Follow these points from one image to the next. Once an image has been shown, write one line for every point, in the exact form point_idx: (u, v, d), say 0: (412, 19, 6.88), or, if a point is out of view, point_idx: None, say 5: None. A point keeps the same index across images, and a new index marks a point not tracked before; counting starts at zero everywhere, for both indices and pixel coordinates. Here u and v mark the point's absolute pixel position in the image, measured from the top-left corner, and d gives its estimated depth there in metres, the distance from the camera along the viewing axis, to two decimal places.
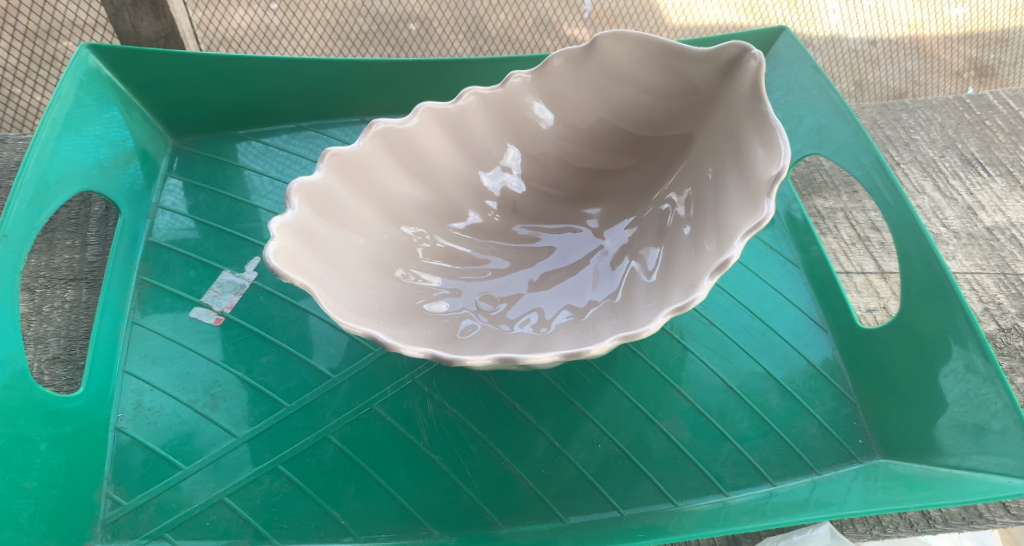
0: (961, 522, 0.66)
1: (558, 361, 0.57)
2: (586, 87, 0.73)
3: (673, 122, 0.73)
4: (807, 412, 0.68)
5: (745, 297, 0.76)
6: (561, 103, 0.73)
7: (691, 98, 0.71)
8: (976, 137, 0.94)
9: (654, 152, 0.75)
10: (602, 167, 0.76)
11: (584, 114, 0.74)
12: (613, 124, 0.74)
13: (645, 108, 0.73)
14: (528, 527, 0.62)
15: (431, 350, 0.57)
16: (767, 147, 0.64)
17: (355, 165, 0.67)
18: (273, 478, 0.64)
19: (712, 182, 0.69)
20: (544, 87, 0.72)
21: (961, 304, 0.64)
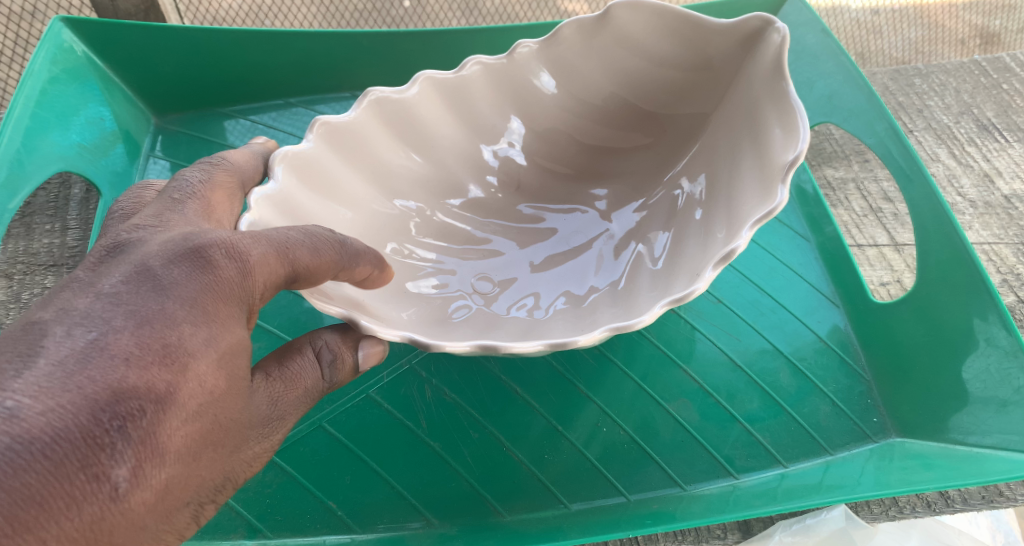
0: (980, 501, 0.64)
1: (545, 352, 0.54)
2: (598, 60, 0.69)
3: (688, 98, 0.70)
4: (820, 391, 0.66)
5: (754, 273, 0.73)
6: (570, 75, 0.70)
7: (709, 75, 0.68)
8: (992, 101, 0.91)
9: (667, 129, 0.71)
10: (611, 143, 0.73)
11: (594, 87, 0.70)
12: (625, 98, 0.71)
13: (659, 83, 0.69)
14: (533, 515, 0.59)
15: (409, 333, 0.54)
16: (786, 128, 0.60)
17: (347, 134, 0.64)
18: (266, 469, 0.61)
19: (727, 163, 0.66)
20: (553, 61, 0.69)
21: (982, 277, 0.61)
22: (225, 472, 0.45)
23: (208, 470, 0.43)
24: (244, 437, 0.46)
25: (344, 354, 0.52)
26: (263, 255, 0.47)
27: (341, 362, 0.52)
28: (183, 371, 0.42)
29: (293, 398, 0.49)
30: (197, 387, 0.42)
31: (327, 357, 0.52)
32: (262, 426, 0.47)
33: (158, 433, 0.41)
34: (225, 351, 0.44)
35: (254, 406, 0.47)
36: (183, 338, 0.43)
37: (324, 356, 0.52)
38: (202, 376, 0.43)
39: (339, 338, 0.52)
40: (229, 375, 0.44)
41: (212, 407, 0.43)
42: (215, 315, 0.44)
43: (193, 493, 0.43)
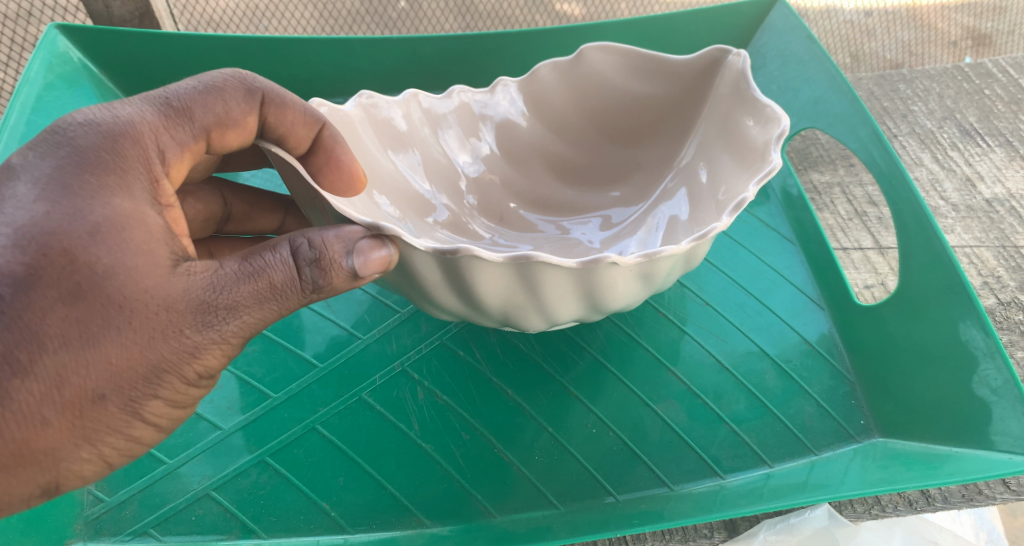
0: (961, 500, 0.65)
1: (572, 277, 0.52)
2: (574, 98, 0.72)
3: (657, 132, 0.72)
4: (805, 392, 0.67)
5: (741, 276, 0.75)
6: (543, 111, 0.73)
7: (675, 110, 0.71)
8: (974, 107, 0.92)
9: (639, 164, 0.73)
10: (585, 180, 0.74)
11: (573, 123, 0.73)
12: (596, 136, 0.73)
13: (628, 119, 0.72)
14: (523, 515, 0.60)
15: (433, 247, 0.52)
16: (761, 123, 0.62)
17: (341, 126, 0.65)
18: (261, 470, 0.61)
19: (703, 179, 0.67)
20: (533, 100, 0.73)
21: (960, 278, 0.63)
22: (146, 358, 0.46)
23: (116, 356, 0.44)
24: (160, 320, 0.46)
25: (334, 255, 0.50)
26: (148, 114, 0.51)
27: (326, 264, 0.50)
28: (55, 251, 0.44)
29: (257, 289, 0.49)
30: (79, 268, 0.44)
31: (314, 257, 0.51)
32: (195, 312, 0.47)
33: (31, 318, 0.43)
34: (97, 225, 0.45)
35: (181, 287, 0.47)
36: (49, 214, 0.44)
37: (313, 256, 0.50)
38: (81, 256, 0.44)
39: (328, 238, 0.51)
40: (119, 251, 0.45)
41: (97, 291, 0.44)
42: (82, 187, 0.46)
43: (104, 380, 0.44)
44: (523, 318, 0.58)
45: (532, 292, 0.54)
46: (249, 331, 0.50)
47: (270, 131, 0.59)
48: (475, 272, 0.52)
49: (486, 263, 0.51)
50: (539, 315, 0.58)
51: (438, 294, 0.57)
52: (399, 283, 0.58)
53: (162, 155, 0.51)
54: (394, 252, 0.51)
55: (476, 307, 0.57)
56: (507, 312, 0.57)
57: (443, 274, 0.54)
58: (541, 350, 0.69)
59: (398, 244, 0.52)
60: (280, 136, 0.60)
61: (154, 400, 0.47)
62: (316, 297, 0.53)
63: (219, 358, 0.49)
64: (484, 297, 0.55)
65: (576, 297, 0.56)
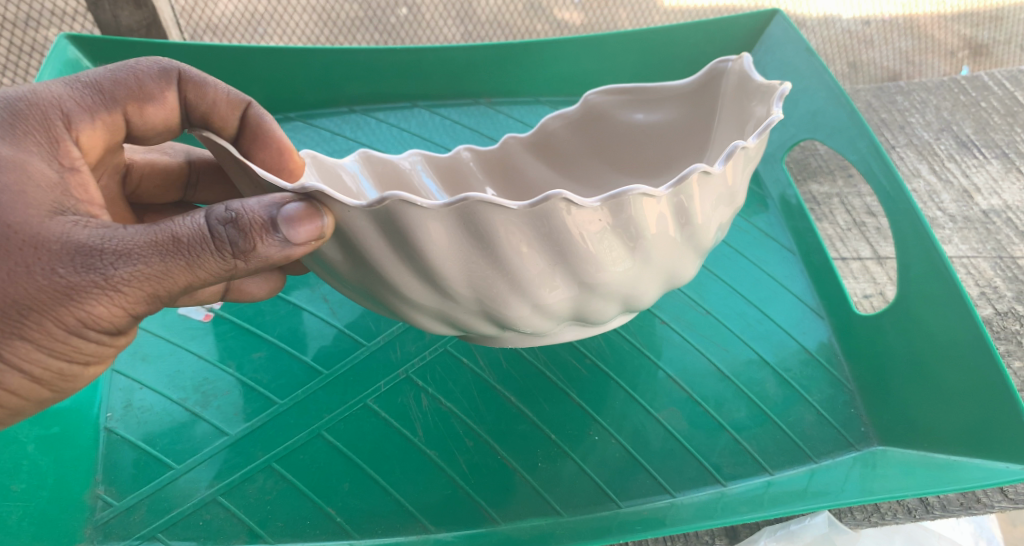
0: (959, 508, 0.66)
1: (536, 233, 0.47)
2: (586, 146, 0.73)
3: (672, 159, 0.70)
4: (805, 400, 0.68)
5: (741, 285, 0.76)
6: (558, 160, 0.73)
7: (685, 132, 0.69)
8: (971, 119, 0.94)
9: None
10: None
11: (587, 168, 0.73)
12: (615, 177, 0.73)
13: (643, 155, 0.71)
14: (527, 522, 0.60)
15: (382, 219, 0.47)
16: (766, 102, 0.60)
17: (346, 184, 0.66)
18: (267, 476, 0.62)
19: None
20: (542, 150, 0.73)
21: (957, 288, 0.64)
22: (6, 294, 0.47)
23: None
24: (27, 259, 0.47)
25: (255, 220, 0.50)
26: (62, 90, 0.57)
27: (243, 227, 0.50)
28: None
29: (163, 243, 0.50)
30: None
31: (230, 218, 0.50)
32: (74, 256, 0.48)
33: None
34: None
35: (60, 232, 0.48)
36: None
37: (229, 217, 0.50)
38: None
39: (249, 206, 0.50)
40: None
41: None
42: None
43: None
44: (500, 306, 0.52)
45: (492, 258, 0.48)
46: (150, 287, 0.50)
47: (193, 107, 0.64)
48: (422, 234, 0.47)
49: (426, 217, 0.46)
50: (514, 298, 0.51)
51: (401, 280, 0.51)
52: (366, 278, 0.53)
53: (69, 120, 0.56)
54: (327, 223, 0.47)
55: (444, 292, 0.51)
56: (478, 296, 0.51)
57: (393, 246, 0.48)
58: (544, 357, 0.70)
59: (334, 213, 0.47)
60: (205, 113, 0.64)
61: (16, 340, 0.49)
62: (238, 264, 0.52)
63: (114, 309, 0.50)
64: (444, 272, 0.49)
65: (552, 270, 0.50)
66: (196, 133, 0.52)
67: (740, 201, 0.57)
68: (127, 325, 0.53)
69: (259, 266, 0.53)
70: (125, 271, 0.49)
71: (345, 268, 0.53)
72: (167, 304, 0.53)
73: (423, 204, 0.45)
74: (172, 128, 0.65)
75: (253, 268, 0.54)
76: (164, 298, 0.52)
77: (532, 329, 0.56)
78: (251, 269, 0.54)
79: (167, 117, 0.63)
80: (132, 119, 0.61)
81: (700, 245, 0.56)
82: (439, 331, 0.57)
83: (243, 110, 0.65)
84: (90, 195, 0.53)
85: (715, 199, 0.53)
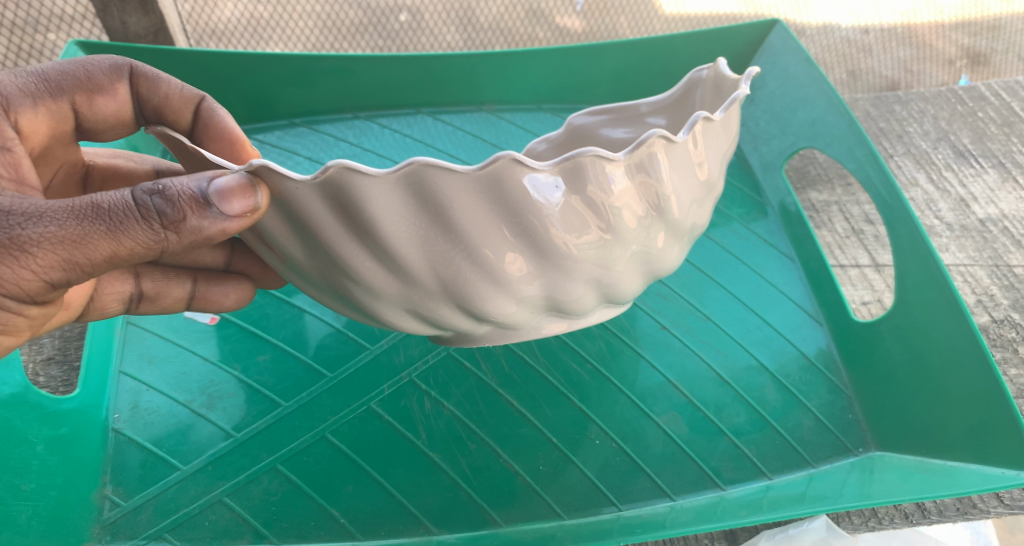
0: (955, 513, 0.66)
1: (492, 202, 0.45)
2: None
3: None
4: (804, 406, 0.69)
5: (741, 292, 0.77)
6: None
7: None
8: (968, 128, 0.95)
9: None
10: None
11: None
12: None
13: None
14: (528, 525, 0.61)
15: (329, 193, 0.44)
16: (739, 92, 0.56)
17: None
18: (272, 477, 0.63)
19: None
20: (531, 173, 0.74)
21: (953, 295, 0.65)
22: None
23: None
24: None
25: (186, 195, 0.49)
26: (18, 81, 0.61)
27: (173, 199, 0.49)
28: None
29: (85, 209, 0.49)
30: None
31: (161, 191, 0.50)
32: None
33: None
34: None
35: None
36: None
37: (160, 189, 0.50)
38: None
39: (182, 182, 0.49)
40: None
41: None
42: None
43: None
44: (463, 287, 0.49)
45: (445, 231, 0.46)
46: (66, 253, 0.49)
47: (146, 100, 0.67)
48: (369, 207, 0.44)
49: (369, 186, 0.43)
50: (476, 278, 0.49)
51: (358, 264, 0.48)
52: (323, 266, 0.50)
53: (9, 103, 0.59)
54: (262, 199, 0.45)
55: (402, 273, 0.48)
56: (436, 276, 0.48)
57: (341, 224, 0.46)
58: (545, 361, 0.71)
59: (271, 186, 0.44)
60: (157, 106, 0.67)
61: None
62: (169, 237, 0.51)
63: (23, 272, 0.49)
64: (398, 249, 0.46)
65: (512, 245, 0.48)
66: (151, 128, 0.50)
67: (717, 180, 0.53)
68: (40, 293, 0.51)
69: (192, 243, 0.52)
70: (35, 232, 0.48)
71: (301, 258, 0.50)
72: (90, 276, 0.52)
73: (363, 170, 0.42)
74: (128, 122, 0.68)
75: (186, 246, 0.52)
76: (84, 268, 0.50)
77: (503, 318, 0.53)
78: (185, 246, 0.52)
79: (119, 110, 0.67)
80: (84, 111, 0.65)
81: (676, 226, 0.52)
82: (408, 325, 0.54)
83: (196, 106, 0.68)
84: (19, 173, 0.57)
85: (685, 174, 0.50)
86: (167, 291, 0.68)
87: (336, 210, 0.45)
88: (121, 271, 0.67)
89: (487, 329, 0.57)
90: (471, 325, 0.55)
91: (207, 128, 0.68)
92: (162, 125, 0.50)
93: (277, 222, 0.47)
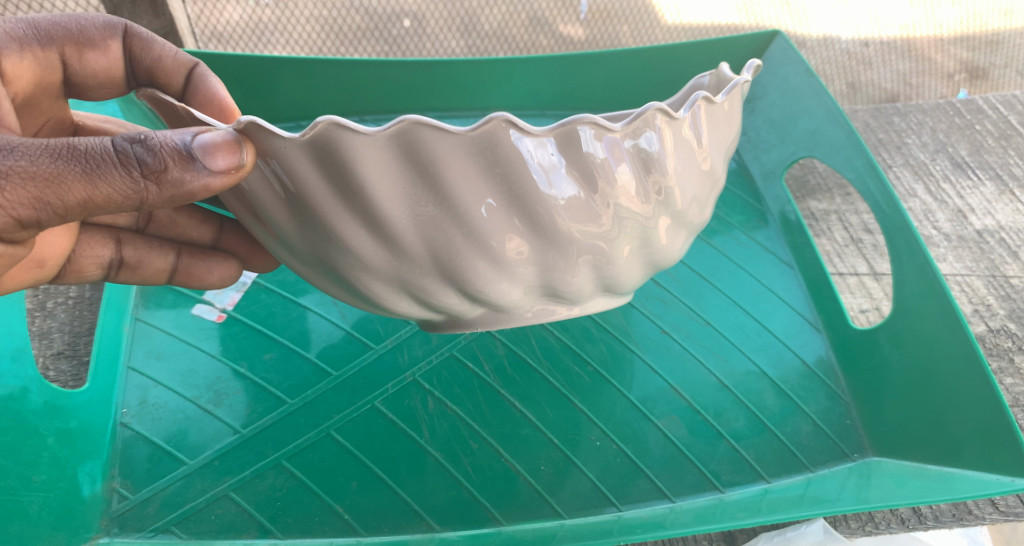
0: (951, 519, 0.67)
1: (493, 173, 0.41)
2: None
3: None
4: (801, 411, 0.70)
5: (741, 298, 0.78)
6: None
7: None
8: (966, 141, 0.96)
9: None
10: None
11: None
12: None
13: None
14: (529, 524, 0.62)
15: (317, 155, 0.40)
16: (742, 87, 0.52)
17: None
18: (277, 473, 0.64)
19: None
20: None
21: (950, 305, 0.66)
22: None
23: None
24: None
25: (170, 145, 0.45)
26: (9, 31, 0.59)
27: (156, 147, 0.45)
28: None
29: (60, 148, 0.45)
30: None
31: (145, 140, 0.46)
32: None
33: None
34: None
35: None
36: None
37: (143, 137, 0.46)
38: None
39: (169, 132, 0.45)
40: None
41: None
42: None
43: None
44: (460, 263, 0.46)
45: (441, 199, 0.42)
46: (36, 191, 0.45)
47: (137, 60, 0.65)
48: (360, 169, 0.41)
49: (361, 146, 0.39)
50: (472, 253, 0.45)
51: (348, 236, 0.45)
52: (311, 239, 0.46)
53: None
54: (247, 158, 0.41)
55: (394, 245, 0.45)
56: (431, 249, 0.45)
57: (331, 189, 0.42)
58: (547, 363, 0.72)
59: (256, 145, 0.41)
60: (150, 67, 0.65)
61: None
62: (149, 188, 0.46)
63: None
64: (391, 217, 0.43)
65: (511, 218, 0.44)
66: (142, 92, 0.48)
67: (721, 173, 0.51)
68: (8, 232, 0.47)
69: (173, 199, 0.47)
70: (5, 165, 0.44)
71: (289, 231, 0.46)
72: (62, 221, 0.47)
73: (353, 125, 0.38)
74: (120, 84, 0.66)
75: (168, 201, 0.48)
76: (56, 210, 0.46)
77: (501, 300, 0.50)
78: (166, 202, 0.48)
79: (111, 68, 0.64)
80: (74, 64, 0.63)
81: (679, 213, 0.49)
82: (398, 306, 0.51)
83: (188, 71, 0.65)
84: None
85: (690, 159, 0.46)
86: (148, 261, 0.67)
87: (325, 175, 0.41)
88: (103, 236, 0.66)
89: (482, 313, 0.53)
90: (465, 308, 0.52)
91: (195, 95, 0.64)
92: (153, 89, 0.48)
93: (262, 186, 0.44)
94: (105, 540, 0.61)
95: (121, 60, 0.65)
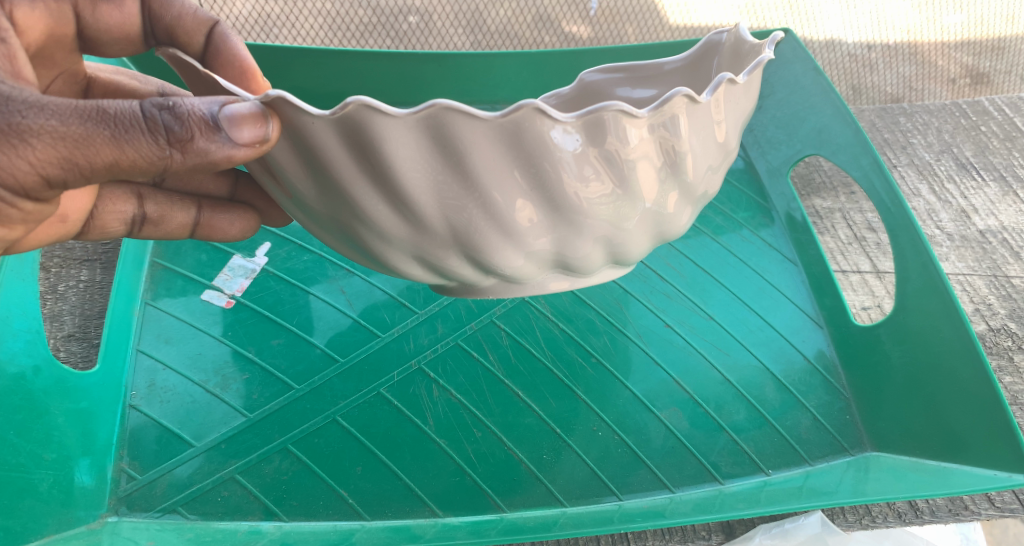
0: (947, 514, 0.68)
1: (519, 161, 0.42)
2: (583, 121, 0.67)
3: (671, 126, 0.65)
4: (802, 405, 0.70)
5: (744, 293, 0.79)
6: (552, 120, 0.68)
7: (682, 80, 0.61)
8: (971, 142, 0.97)
9: None
10: None
11: None
12: None
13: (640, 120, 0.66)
14: (529, 511, 0.63)
15: (346, 134, 0.40)
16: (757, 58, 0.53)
17: None
18: (283, 457, 0.65)
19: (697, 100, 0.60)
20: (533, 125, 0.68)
21: (954, 304, 0.67)
22: None
23: None
24: None
25: (197, 115, 0.44)
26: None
27: (183, 115, 0.44)
28: None
29: (90, 110, 0.44)
30: None
31: (173, 106, 0.45)
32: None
33: None
34: None
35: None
36: None
37: (171, 104, 0.45)
38: None
39: (197, 101, 0.45)
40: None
41: None
42: None
43: None
44: (482, 244, 0.46)
45: (467, 183, 0.42)
46: (64, 151, 0.44)
47: (157, 17, 0.63)
48: (388, 152, 0.41)
49: (387, 126, 0.39)
50: (495, 236, 0.46)
51: (375, 215, 0.45)
52: (337, 215, 0.47)
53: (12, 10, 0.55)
54: (274, 131, 0.41)
55: (416, 222, 0.45)
56: (456, 232, 0.46)
57: (358, 167, 0.42)
58: (551, 354, 0.72)
59: (283, 120, 0.41)
60: (170, 25, 0.64)
61: None
62: (174, 155, 0.46)
63: (19, 164, 0.44)
64: (416, 198, 0.43)
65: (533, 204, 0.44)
66: (163, 51, 0.47)
67: (733, 144, 0.50)
68: (35, 192, 0.47)
69: (198, 166, 0.47)
70: (35, 122, 0.43)
71: (315, 202, 0.47)
72: (87, 182, 0.47)
73: (384, 108, 0.38)
74: (135, 40, 0.65)
75: (191, 169, 0.47)
76: (83, 172, 0.45)
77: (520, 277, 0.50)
78: (189, 169, 0.47)
79: (126, 23, 0.63)
80: (87, 17, 0.62)
81: (691, 186, 0.49)
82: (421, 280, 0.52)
83: (209, 30, 0.63)
84: (16, 66, 0.52)
85: (705, 135, 0.46)
86: (170, 215, 0.67)
87: (354, 154, 0.41)
88: (124, 191, 0.66)
89: (493, 283, 0.53)
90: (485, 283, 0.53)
91: (217, 56, 0.63)
92: (175, 50, 0.46)
93: (290, 159, 0.44)
94: (113, 518, 0.62)
95: (137, 15, 0.63)
